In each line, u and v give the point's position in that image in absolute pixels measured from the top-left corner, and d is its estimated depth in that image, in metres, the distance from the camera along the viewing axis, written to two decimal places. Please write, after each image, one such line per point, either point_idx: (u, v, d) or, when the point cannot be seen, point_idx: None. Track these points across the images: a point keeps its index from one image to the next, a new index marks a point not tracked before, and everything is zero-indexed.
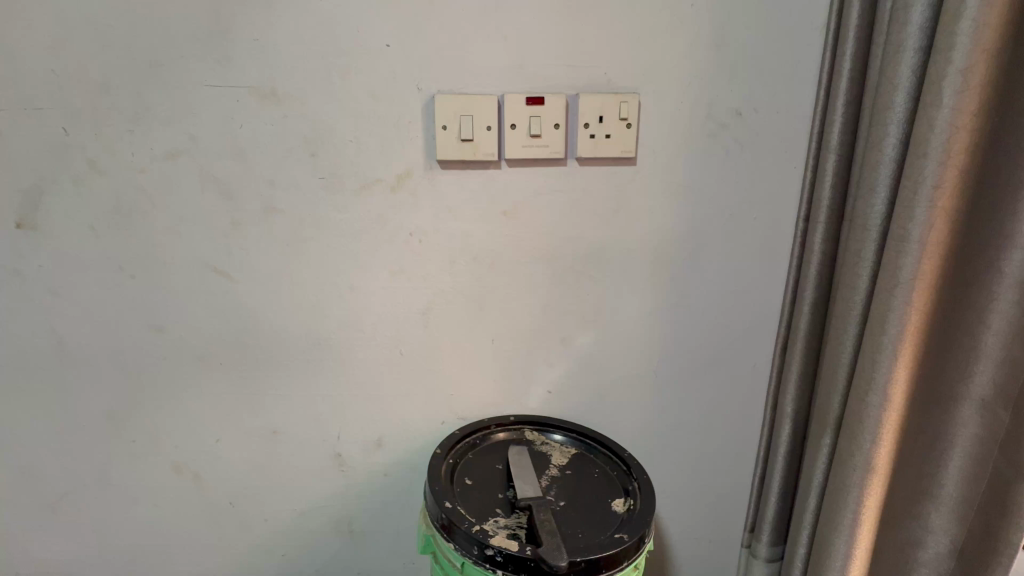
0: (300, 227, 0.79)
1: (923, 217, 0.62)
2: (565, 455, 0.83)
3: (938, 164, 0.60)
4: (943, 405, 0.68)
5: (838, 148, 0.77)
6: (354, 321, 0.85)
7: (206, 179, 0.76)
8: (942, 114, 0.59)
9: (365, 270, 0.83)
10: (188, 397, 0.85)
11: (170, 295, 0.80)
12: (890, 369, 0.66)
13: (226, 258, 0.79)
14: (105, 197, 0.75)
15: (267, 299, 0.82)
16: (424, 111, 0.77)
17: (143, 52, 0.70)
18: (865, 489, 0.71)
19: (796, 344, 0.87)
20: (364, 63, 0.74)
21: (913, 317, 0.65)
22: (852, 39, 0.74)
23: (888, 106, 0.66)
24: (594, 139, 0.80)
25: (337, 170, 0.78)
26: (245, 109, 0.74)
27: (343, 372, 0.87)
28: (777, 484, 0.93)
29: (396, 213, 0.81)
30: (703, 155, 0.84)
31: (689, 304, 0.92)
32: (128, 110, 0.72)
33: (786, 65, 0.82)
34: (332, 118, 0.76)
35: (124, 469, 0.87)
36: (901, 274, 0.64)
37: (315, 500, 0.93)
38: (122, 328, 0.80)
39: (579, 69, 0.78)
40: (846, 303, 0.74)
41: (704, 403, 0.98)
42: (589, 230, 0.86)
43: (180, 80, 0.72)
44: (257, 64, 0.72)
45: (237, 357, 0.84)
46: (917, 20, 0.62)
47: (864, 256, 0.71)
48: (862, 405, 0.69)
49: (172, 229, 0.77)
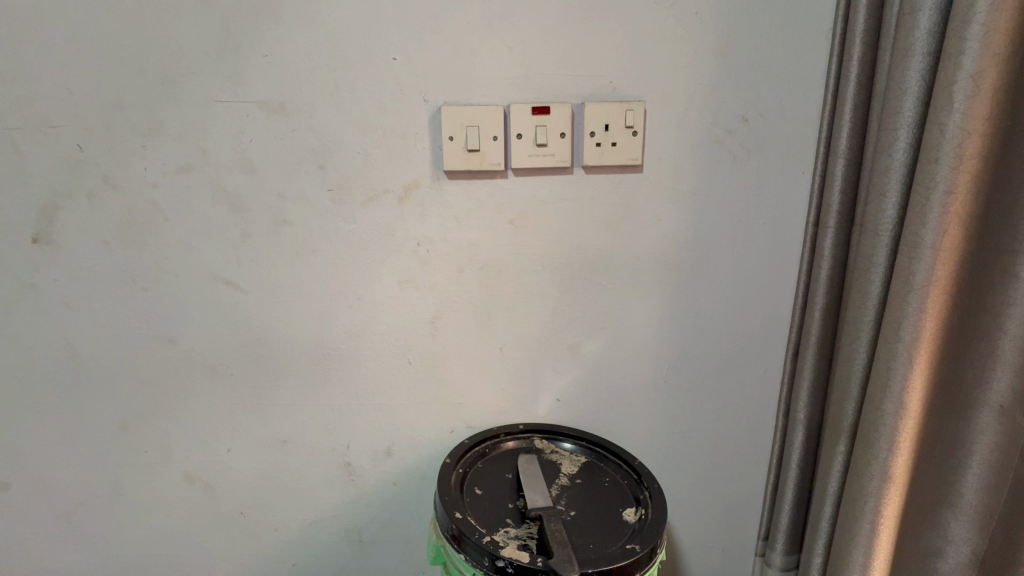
0: (309, 238, 0.80)
1: (935, 223, 0.60)
2: (575, 464, 0.83)
3: (949, 169, 0.58)
4: (959, 412, 0.67)
5: (847, 152, 0.77)
6: (363, 331, 0.85)
7: (217, 192, 0.77)
8: (953, 119, 0.57)
9: (373, 280, 0.83)
10: (200, 407, 0.86)
11: (182, 306, 0.81)
12: (906, 377, 0.64)
13: (235, 270, 0.80)
14: (119, 211, 0.76)
15: (277, 310, 0.83)
16: (431, 121, 0.78)
17: (155, 69, 0.72)
18: (882, 500, 0.68)
19: (807, 350, 0.86)
20: (371, 76, 0.75)
21: (929, 323, 0.62)
22: (859, 43, 0.73)
23: (897, 111, 0.65)
24: (600, 147, 0.80)
25: (345, 183, 0.78)
26: (253, 123, 0.75)
27: (352, 381, 0.87)
28: (790, 493, 0.92)
29: (403, 223, 0.81)
30: (710, 162, 0.84)
31: (697, 309, 0.91)
32: (139, 126, 0.73)
33: (793, 72, 0.82)
34: (340, 132, 0.76)
35: (137, 479, 0.88)
36: (914, 281, 0.62)
37: (325, 510, 0.93)
38: (135, 339, 0.81)
39: (584, 79, 0.79)
40: (858, 308, 0.73)
41: (715, 409, 0.97)
42: (596, 238, 0.85)
43: (191, 96, 0.73)
44: (266, 80, 0.74)
45: (248, 368, 0.85)
46: (925, 24, 0.62)
47: (876, 262, 0.70)
48: (878, 413, 0.67)
49: (183, 242, 0.78)
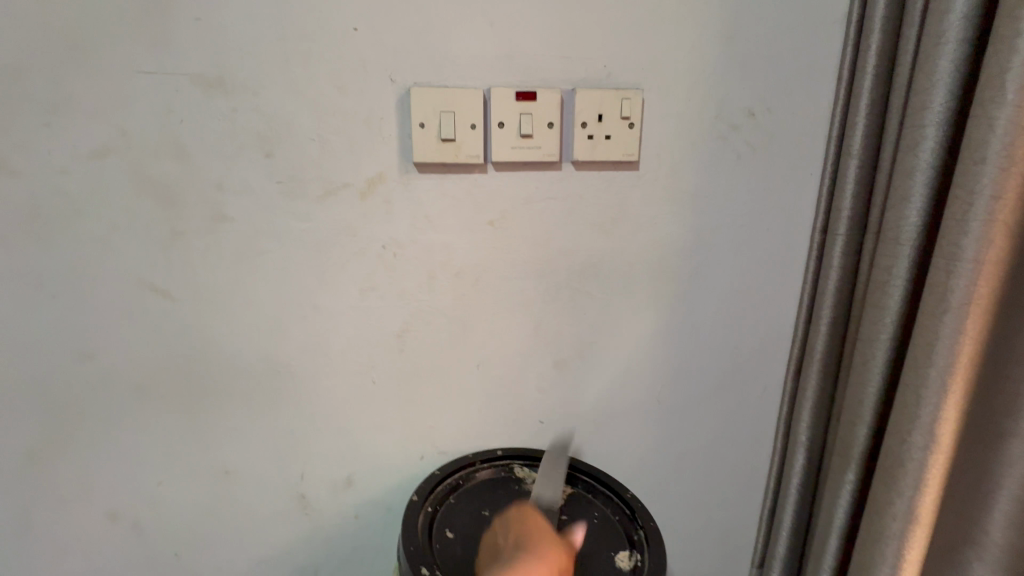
0: (254, 237, 0.69)
1: (977, 232, 0.52)
2: (560, 496, 0.73)
3: (996, 172, 0.50)
4: (987, 441, 0.61)
5: (860, 152, 0.70)
6: (318, 346, 0.74)
7: (141, 182, 0.65)
8: (1002, 113, 0.49)
9: (331, 288, 0.72)
10: (124, 434, 0.73)
11: (100, 317, 0.68)
12: (937, 406, 0.56)
13: (166, 274, 0.68)
14: (16, 202, 0.63)
15: (216, 322, 0.71)
16: (399, 105, 0.67)
17: (62, 30, 0.59)
18: (906, 543, 0.61)
19: (811, 367, 0.78)
20: (328, 50, 0.64)
21: (965, 346, 0.55)
22: (878, 30, 0.66)
23: (925, 105, 0.58)
24: (592, 140, 0.71)
25: (297, 174, 0.67)
26: (186, 100, 0.63)
27: (306, 404, 0.76)
28: (790, 522, 0.84)
29: (367, 222, 0.70)
30: (713, 160, 0.76)
31: (695, 322, 0.83)
32: (42, 99, 0.60)
33: (802, 63, 0.74)
34: (292, 115, 0.65)
35: (46, 519, 0.74)
36: (951, 299, 0.54)
37: (276, 547, 0.82)
38: (42, 356, 0.68)
39: (575, 63, 0.69)
40: (874, 324, 0.65)
41: (711, 430, 0.89)
42: (586, 243, 0.76)
43: (107, 65, 0.61)
44: (201, 49, 0.62)
45: (182, 388, 0.73)
46: (961, 6, 0.54)
47: (896, 273, 0.63)
48: (903, 446, 0.59)
49: (100, 240, 0.66)
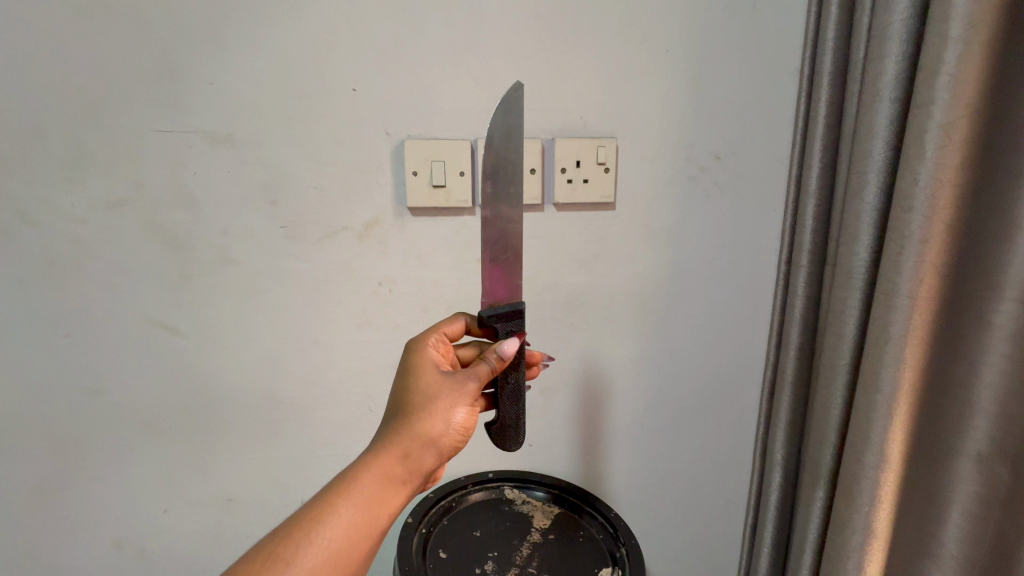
0: (257, 277, 0.74)
1: (911, 272, 0.58)
2: (548, 517, 0.77)
3: (923, 220, 0.57)
4: (939, 459, 0.66)
5: (817, 192, 0.76)
6: (317, 377, 0.79)
7: (153, 229, 0.70)
8: (925, 168, 0.56)
9: (329, 322, 0.77)
10: (131, 466, 0.77)
11: (111, 354, 0.73)
12: (886, 429, 0.62)
13: (174, 313, 0.73)
14: (36, 249, 0.68)
15: (221, 357, 0.75)
16: (392, 155, 0.73)
17: (83, 94, 0.65)
18: (865, 556, 0.66)
19: (783, 390, 0.84)
20: (327, 107, 0.70)
21: (907, 373, 0.60)
22: (826, 85, 0.73)
23: (866, 156, 0.65)
24: (572, 184, 0.77)
25: (299, 219, 0.73)
26: (196, 154, 0.69)
27: (306, 432, 0.81)
28: (770, 538, 0.88)
29: (363, 261, 0.76)
30: (683, 199, 0.82)
31: (672, 348, 0.88)
32: (63, 156, 0.66)
33: (762, 111, 0.81)
34: (293, 166, 0.71)
35: (53, 549, 0.77)
36: (892, 330, 0.60)
37: None
38: (54, 392, 0.72)
39: (554, 114, 0.76)
40: (833, 352, 0.71)
41: (692, 450, 0.94)
42: (568, 277, 0.82)
43: (124, 124, 0.66)
44: (211, 108, 0.68)
45: (187, 420, 0.77)
46: (892, 71, 0.61)
47: (850, 305, 0.69)
48: (858, 465, 0.64)
49: (113, 283, 0.70)
